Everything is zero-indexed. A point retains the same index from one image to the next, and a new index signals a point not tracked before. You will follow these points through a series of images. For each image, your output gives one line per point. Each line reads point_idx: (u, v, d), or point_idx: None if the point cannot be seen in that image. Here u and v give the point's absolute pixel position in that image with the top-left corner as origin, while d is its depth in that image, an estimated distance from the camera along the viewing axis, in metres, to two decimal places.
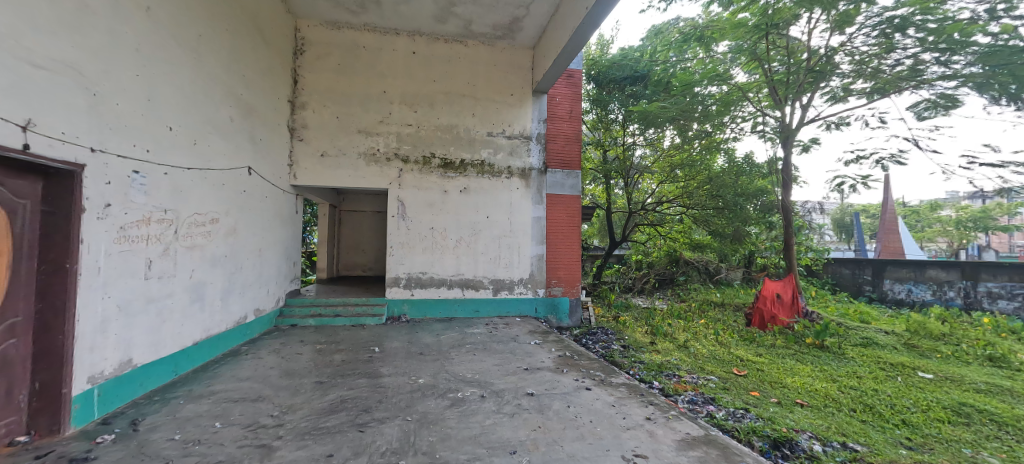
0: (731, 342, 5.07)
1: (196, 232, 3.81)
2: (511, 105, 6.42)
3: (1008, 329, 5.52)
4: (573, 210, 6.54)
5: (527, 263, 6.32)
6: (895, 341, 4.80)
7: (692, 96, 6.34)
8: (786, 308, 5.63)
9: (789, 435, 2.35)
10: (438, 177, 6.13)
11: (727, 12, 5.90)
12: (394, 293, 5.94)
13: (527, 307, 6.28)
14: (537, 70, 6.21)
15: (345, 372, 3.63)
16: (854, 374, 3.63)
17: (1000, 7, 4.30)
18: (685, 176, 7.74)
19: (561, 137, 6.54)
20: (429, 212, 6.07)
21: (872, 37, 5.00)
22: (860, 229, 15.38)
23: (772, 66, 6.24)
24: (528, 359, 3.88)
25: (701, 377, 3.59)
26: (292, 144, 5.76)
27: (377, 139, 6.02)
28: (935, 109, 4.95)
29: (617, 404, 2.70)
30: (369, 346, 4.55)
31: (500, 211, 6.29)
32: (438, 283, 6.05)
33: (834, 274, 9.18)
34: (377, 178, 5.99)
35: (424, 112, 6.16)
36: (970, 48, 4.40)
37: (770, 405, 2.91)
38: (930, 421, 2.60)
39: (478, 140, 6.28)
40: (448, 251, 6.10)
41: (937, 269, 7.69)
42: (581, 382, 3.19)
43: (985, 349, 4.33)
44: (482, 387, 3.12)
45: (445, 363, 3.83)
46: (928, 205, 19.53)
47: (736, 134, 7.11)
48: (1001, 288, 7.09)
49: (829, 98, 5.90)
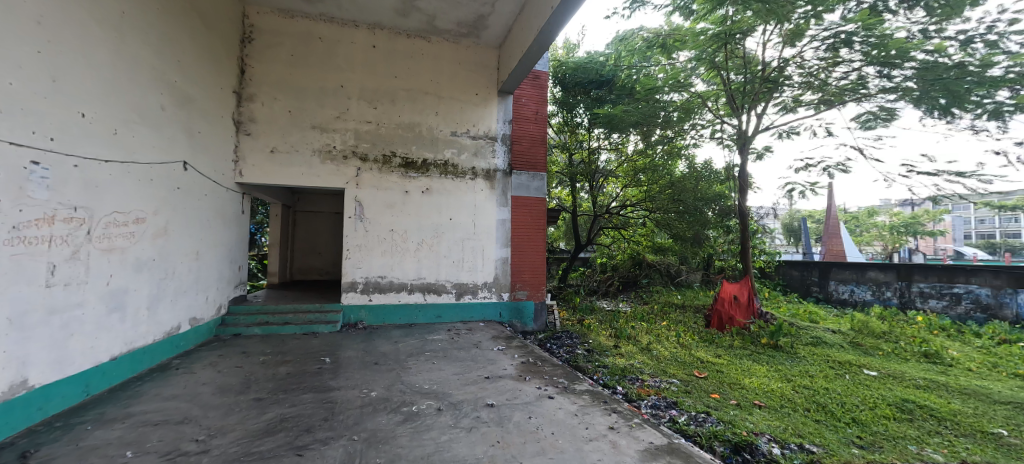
0: (692, 343, 5.15)
1: (114, 233, 3.37)
2: (476, 105, 6.27)
3: (939, 327, 5.97)
4: (538, 212, 6.45)
5: (491, 266, 6.17)
6: (841, 340, 5.05)
7: (656, 102, 6.48)
8: (743, 309, 5.80)
9: (749, 439, 2.33)
10: (398, 177, 5.87)
11: (688, 22, 6.03)
12: (350, 299, 5.61)
13: (491, 311, 6.11)
14: (503, 70, 6.11)
15: (291, 387, 3.33)
16: (806, 373, 3.75)
17: (933, 28, 4.64)
18: (648, 181, 7.87)
19: (527, 138, 6.46)
20: (389, 213, 5.79)
21: (822, 50, 5.26)
22: (808, 233, 16.30)
23: (731, 75, 6.45)
24: (490, 366, 3.73)
25: (663, 381, 3.57)
26: (238, 139, 5.32)
27: (333, 135, 5.69)
28: (876, 120, 5.29)
29: (580, 413, 2.60)
30: (320, 357, 4.23)
31: (464, 213, 6.11)
32: (398, 287, 5.77)
33: (784, 276, 9.84)
34: (333, 177, 5.64)
35: (384, 109, 5.89)
36: (908, 64, 4.71)
37: (730, 408, 2.91)
38: (878, 418, 2.67)
39: (441, 139, 6.08)
40: (408, 254, 5.83)
41: (877, 270, 8.18)
42: (543, 390, 3.08)
43: (920, 346, 4.62)
44: (439, 399, 2.93)
45: (402, 373, 3.61)
46: (865, 211, 21.30)
47: (696, 141, 7.34)
48: (932, 288, 7.52)
49: (781, 108, 6.19)
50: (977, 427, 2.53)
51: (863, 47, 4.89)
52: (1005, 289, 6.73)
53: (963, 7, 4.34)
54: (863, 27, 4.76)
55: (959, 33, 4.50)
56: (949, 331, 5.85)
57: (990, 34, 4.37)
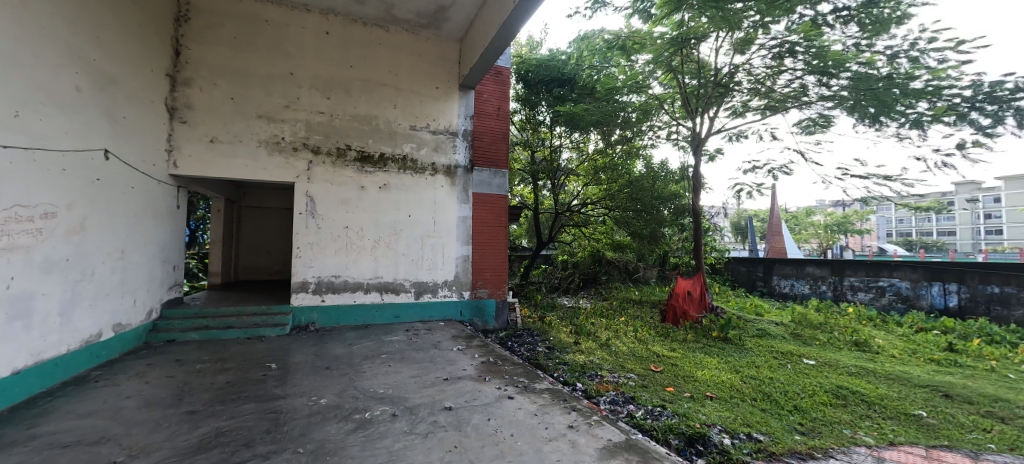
0: (649, 338, 5.31)
1: (17, 229, 2.92)
2: (437, 99, 6.09)
3: (867, 317, 6.54)
4: (500, 210, 6.38)
5: (452, 264, 6.03)
6: (783, 331, 5.40)
7: (616, 102, 6.80)
8: (695, 304, 6.07)
9: (701, 431, 2.37)
10: (354, 171, 5.59)
11: (646, 26, 6.15)
12: (300, 300, 5.28)
13: (452, 310, 5.99)
14: (464, 64, 5.97)
15: (230, 397, 3.06)
16: (752, 364, 3.95)
17: (864, 42, 5.02)
18: (608, 179, 8.02)
19: (489, 135, 6.36)
20: (343, 209, 5.50)
21: (769, 58, 5.55)
22: (754, 231, 17.38)
23: (686, 80, 6.68)
24: (449, 368, 3.63)
25: (621, 376, 3.63)
26: (171, 126, 4.84)
27: (282, 126, 5.32)
28: (815, 127, 5.69)
29: (540, 413, 2.57)
30: (265, 363, 3.94)
31: (424, 210, 5.92)
32: (353, 287, 5.51)
33: (732, 272, 10.45)
34: (281, 171, 5.27)
35: (339, 100, 5.58)
36: (844, 75, 5.07)
37: (684, 401, 2.99)
38: (816, 405, 2.84)
39: (400, 133, 5.86)
40: (364, 252, 5.57)
41: (814, 266, 8.85)
42: (503, 390, 3.02)
43: (851, 335, 5.03)
44: (395, 404, 2.80)
45: (355, 378, 3.43)
46: (804, 211, 23.13)
47: (653, 142, 7.57)
48: (860, 282, 8.16)
49: (731, 113, 6.53)
50: (901, 410, 2.74)
51: (806, 57, 5.20)
52: (922, 282, 7.39)
53: (890, 24, 4.73)
54: (804, 38, 5.06)
55: (886, 48, 4.90)
56: (875, 321, 6.40)
57: (912, 50, 4.79)
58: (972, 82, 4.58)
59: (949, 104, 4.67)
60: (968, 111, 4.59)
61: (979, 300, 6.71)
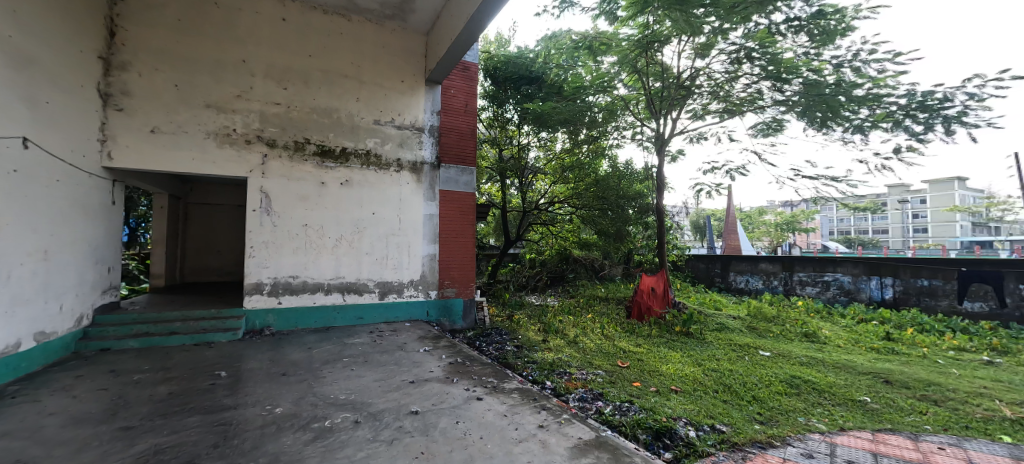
0: (615, 334, 5.40)
1: None
2: (402, 93, 5.90)
3: (814, 310, 7.00)
4: (467, 207, 6.28)
5: (418, 263, 5.87)
6: (740, 325, 5.66)
7: (583, 102, 6.90)
8: (659, 299, 6.23)
9: (668, 425, 2.41)
10: (313, 166, 5.31)
11: (612, 27, 6.26)
12: (254, 302, 4.95)
13: (418, 310, 5.83)
14: (430, 58, 5.82)
15: (172, 410, 2.79)
16: (713, 357, 4.11)
17: (812, 52, 5.33)
18: (575, 178, 8.10)
19: (456, 131, 6.23)
20: (302, 206, 5.21)
21: (727, 63, 5.79)
22: (712, 230, 18.19)
23: (650, 82, 6.85)
24: (415, 370, 3.51)
25: (589, 373, 3.66)
26: (105, 114, 4.39)
27: (233, 117, 4.95)
28: (768, 130, 6.01)
29: (509, 413, 2.52)
30: (213, 371, 3.64)
31: (389, 207, 5.73)
32: (313, 288, 5.23)
33: (692, 269, 10.89)
34: (232, 165, 4.91)
35: (296, 91, 5.28)
36: (795, 81, 5.37)
37: (650, 395, 3.05)
38: (773, 395, 2.97)
39: (363, 127, 5.62)
40: (325, 252, 5.31)
41: (767, 262, 9.38)
42: (472, 391, 2.95)
43: (801, 327, 5.35)
44: (358, 410, 2.66)
45: (314, 384, 3.24)
46: (757, 211, 24.49)
47: (618, 142, 7.73)
48: (808, 277, 8.67)
49: (692, 115, 6.78)
50: (848, 396, 2.92)
51: (761, 63, 5.45)
52: (862, 276, 7.90)
53: (835, 35, 5.05)
54: (760, 44, 5.30)
55: (833, 57, 5.23)
56: (822, 313, 6.85)
57: (856, 61, 5.13)
58: (908, 91, 4.95)
59: (888, 111, 5.05)
60: (903, 118, 4.99)
61: (911, 293, 7.24)
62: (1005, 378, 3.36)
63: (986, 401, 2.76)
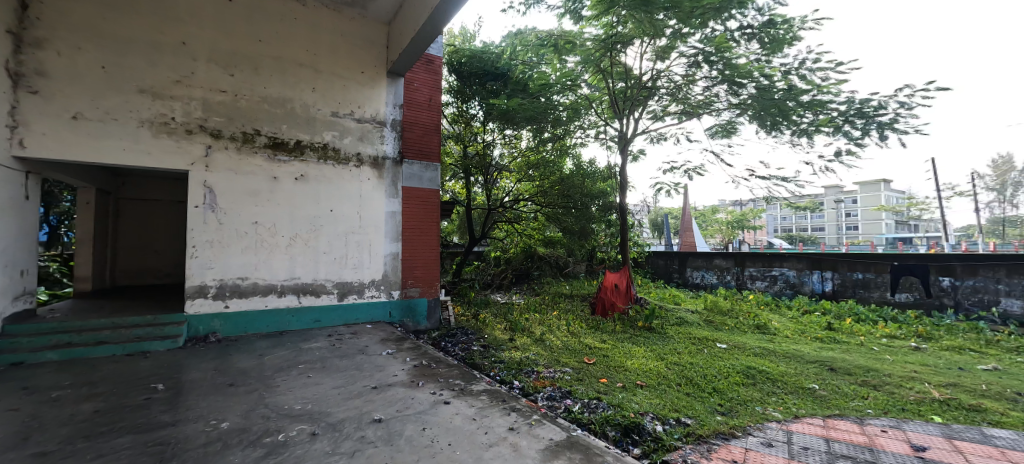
0: (581, 331, 5.47)
1: None
2: (362, 84, 5.63)
3: (763, 302, 7.47)
4: (431, 204, 6.10)
5: (379, 263, 5.64)
6: (698, 319, 5.91)
7: (548, 100, 6.90)
8: (622, 295, 6.36)
9: (636, 420, 2.44)
10: (264, 159, 4.95)
11: (577, 26, 6.29)
12: (197, 307, 4.54)
13: (380, 311, 5.61)
14: (392, 50, 5.59)
15: (99, 431, 2.48)
16: (674, 350, 4.24)
17: (764, 58, 5.61)
18: (540, 176, 8.13)
19: (419, 126, 6.04)
20: (251, 203, 4.84)
21: (686, 66, 5.99)
22: (669, 228, 18.99)
23: (613, 83, 6.97)
24: (377, 374, 3.35)
25: (557, 371, 3.66)
26: (15, 97, 3.85)
27: (171, 104, 4.51)
28: (722, 132, 6.30)
29: (478, 417, 2.45)
30: (148, 384, 3.29)
31: (348, 204, 5.45)
32: (264, 290, 4.88)
33: (652, 265, 11.33)
34: (171, 157, 4.47)
35: (245, 78, 4.89)
36: (748, 85, 5.64)
37: (617, 391, 3.09)
38: (731, 386, 3.10)
39: (319, 119, 5.31)
40: (277, 251, 4.97)
41: (721, 258, 9.90)
42: (438, 395, 2.85)
43: (753, 320, 5.67)
44: (315, 421, 2.49)
45: (267, 394, 3.01)
46: (710, 209, 25.83)
47: (582, 140, 7.85)
48: (758, 272, 9.21)
49: (653, 116, 6.98)
50: (799, 384, 3.11)
51: (718, 67, 5.67)
52: (806, 270, 8.51)
53: (783, 44, 5.36)
54: (716, 49, 5.50)
55: (782, 64, 5.54)
56: (770, 305, 7.32)
57: (802, 69, 5.47)
58: (847, 99, 5.34)
59: (830, 117, 5.42)
60: (843, 123, 5.39)
61: (847, 285, 7.85)
62: (929, 362, 3.71)
63: (917, 384, 3.03)
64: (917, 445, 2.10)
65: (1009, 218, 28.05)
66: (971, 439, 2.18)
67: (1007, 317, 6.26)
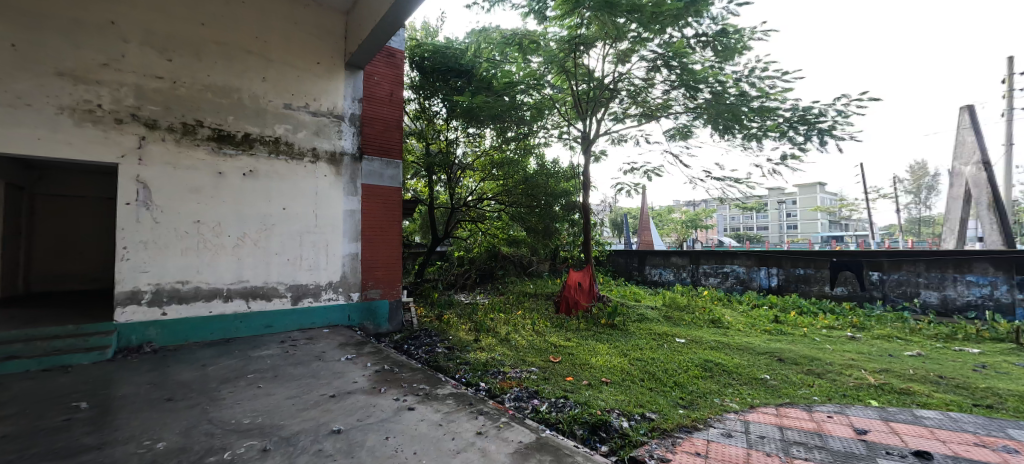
0: (546, 330, 5.50)
1: None
2: (318, 76, 5.33)
3: (716, 297, 7.89)
4: (393, 203, 5.89)
5: (337, 264, 5.37)
6: (657, 315, 6.12)
7: (513, 99, 6.90)
8: (586, 293, 6.47)
9: (603, 418, 2.45)
10: (208, 153, 4.55)
11: (541, 26, 6.31)
12: (128, 315, 4.09)
13: (338, 315, 5.35)
14: (351, 40, 5.33)
15: (4, 460, 2.16)
16: (636, 346, 4.36)
17: (718, 64, 5.89)
18: (504, 175, 8.11)
19: (380, 121, 5.82)
20: (193, 200, 4.44)
21: (646, 70, 6.18)
22: (629, 228, 19.67)
23: (575, 84, 7.07)
24: (336, 382, 3.18)
25: (523, 371, 3.64)
26: None
27: (96, 89, 4.04)
28: (679, 134, 6.57)
29: (444, 422, 2.37)
30: (69, 403, 2.92)
31: (303, 202, 5.15)
32: (207, 295, 4.49)
33: (612, 263, 11.70)
34: (97, 148, 3.99)
35: (184, 64, 4.47)
36: (703, 91, 5.91)
37: (583, 389, 3.11)
38: (691, 379, 3.22)
39: (270, 111, 4.97)
40: (223, 253, 4.59)
41: (677, 256, 10.36)
42: (402, 401, 2.74)
43: (708, 314, 5.95)
44: (267, 435, 2.31)
45: (211, 408, 2.76)
46: (666, 209, 27.08)
47: (545, 141, 7.92)
48: (710, 268, 9.73)
49: (614, 118, 7.16)
50: (752, 375, 3.28)
51: (676, 72, 5.89)
52: (754, 267, 9.05)
53: (735, 52, 5.65)
54: (675, 54, 5.70)
55: (734, 71, 5.84)
56: (723, 300, 7.74)
57: (751, 77, 5.80)
58: (792, 106, 5.72)
59: (776, 122, 5.79)
60: (787, 129, 5.78)
61: (790, 280, 8.45)
62: (864, 350, 4.05)
63: (855, 371, 3.29)
64: (860, 429, 2.26)
65: (921, 218, 31.50)
66: (904, 420, 2.39)
67: (926, 307, 6.87)
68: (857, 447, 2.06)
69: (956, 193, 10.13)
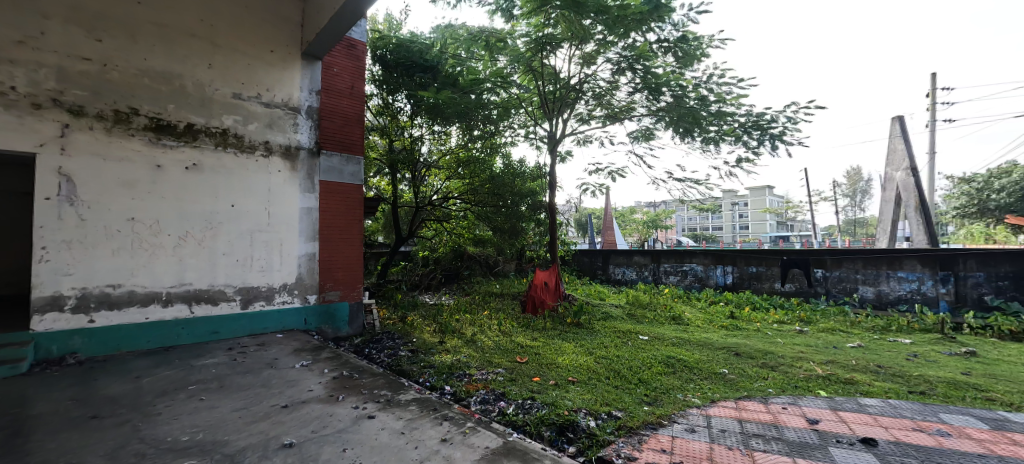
0: (513, 330, 5.47)
1: None
2: (271, 65, 5.00)
3: (676, 295, 8.19)
4: (353, 201, 5.63)
5: (292, 264, 5.06)
6: (621, 313, 6.25)
7: (479, 97, 6.80)
8: (552, 293, 6.51)
9: (571, 418, 2.44)
10: (144, 143, 4.14)
11: (508, 24, 6.27)
12: (48, 323, 3.63)
13: (293, 318, 5.04)
14: (308, 29, 5.04)
15: None
16: (602, 345, 4.41)
17: (679, 68, 6.09)
18: (470, 174, 8.01)
19: (339, 115, 5.55)
20: (126, 195, 4.01)
21: (611, 73, 6.30)
22: (593, 228, 20.09)
23: (542, 84, 7.10)
24: (290, 391, 2.97)
25: (490, 372, 3.57)
26: None
27: (8, 69, 3.56)
28: (642, 136, 6.75)
29: (407, 430, 2.26)
30: None
31: (254, 199, 4.80)
32: (143, 300, 4.09)
33: (577, 263, 11.89)
34: (9, 135, 3.52)
35: (117, 45, 4.04)
36: (665, 94, 6.09)
37: (550, 389, 3.09)
38: (654, 375, 3.29)
39: (217, 101, 4.60)
40: (162, 253, 4.19)
41: (639, 256, 10.69)
42: (362, 409, 2.59)
43: (669, 312, 6.16)
44: (210, 453, 2.10)
45: (145, 424, 2.49)
46: (628, 209, 27.95)
47: (512, 140, 7.91)
48: (670, 267, 10.09)
49: (580, 119, 7.25)
50: (711, 370, 3.40)
51: (640, 75, 6.04)
52: (710, 266, 9.47)
53: (694, 58, 5.87)
54: (638, 57, 5.85)
55: (694, 76, 6.06)
56: (682, 297, 8.05)
57: (710, 83, 6.04)
58: (747, 113, 6.01)
59: (732, 127, 6.07)
60: (742, 134, 6.08)
61: (744, 278, 8.90)
62: (811, 343, 4.31)
63: (804, 363, 3.49)
64: (811, 419, 2.38)
65: (855, 219, 34.43)
66: (850, 409, 2.54)
67: (864, 301, 7.46)
68: (810, 437, 2.16)
69: (887, 196, 11.09)
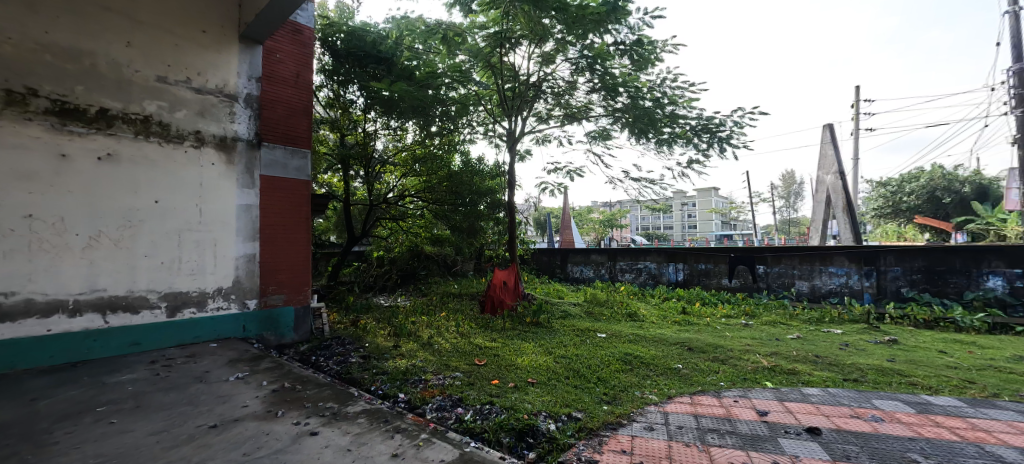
0: (472, 331, 5.33)
1: None
2: (203, 47, 4.53)
3: (631, 292, 8.43)
4: (299, 198, 5.23)
5: (228, 267, 4.61)
6: (580, 311, 6.31)
7: (436, 93, 6.59)
8: (511, 293, 6.46)
9: (531, 422, 2.36)
10: (45, 129, 3.57)
11: (467, 18, 6.12)
12: None
13: (229, 326, 4.60)
14: (247, 10, 4.62)
15: None
16: (561, 344, 4.40)
17: (635, 70, 6.23)
18: (426, 171, 7.75)
19: (283, 105, 5.14)
20: (21, 188, 3.44)
21: (570, 72, 6.34)
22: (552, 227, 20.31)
23: (501, 81, 7.02)
24: (221, 408, 2.67)
25: (447, 377, 3.43)
26: None
27: None
28: (599, 136, 6.85)
29: (354, 446, 2.08)
30: None
31: (183, 195, 4.31)
32: (44, 311, 3.53)
33: (537, 262, 11.94)
34: None
35: (8, 13, 3.46)
36: (621, 95, 6.21)
37: (509, 392, 3.01)
38: (613, 373, 3.31)
39: (138, 83, 4.08)
40: (68, 256, 3.64)
41: (597, 254, 10.90)
42: (305, 425, 2.37)
43: (625, 309, 6.30)
44: None
45: (36, 456, 2.11)
46: (585, 209, 28.61)
47: (470, 137, 7.75)
48: (626, 265, 10.37)
49: (539, 117, 7.24)
50: (666, 366, 3.48)
51: (598, 76, 6.12)
52: (663, 263, 9.85)
53: (649, 62, 6.05)
54: (596, 58, 5.92)
55: (649, 79, 6.24)
56: (637, 295, 8.29)
57: (664, 86, 6.25)
58: (698, 116, 6.28)
59: (684, 129, 6.31)
60: (693, 136, 6.35)
61: (694, 275, 9.32)
62: (756, 335, 4.56)
63: (751, 356, 3.67)
64: (761, 411, 2.48)
65: (789, 219, 37.50)
66: (795, 399, 2.68)
67: (800, 295, 8.07)
68: (760, 429, 2.24)
69: (818, 198, 12.10)
